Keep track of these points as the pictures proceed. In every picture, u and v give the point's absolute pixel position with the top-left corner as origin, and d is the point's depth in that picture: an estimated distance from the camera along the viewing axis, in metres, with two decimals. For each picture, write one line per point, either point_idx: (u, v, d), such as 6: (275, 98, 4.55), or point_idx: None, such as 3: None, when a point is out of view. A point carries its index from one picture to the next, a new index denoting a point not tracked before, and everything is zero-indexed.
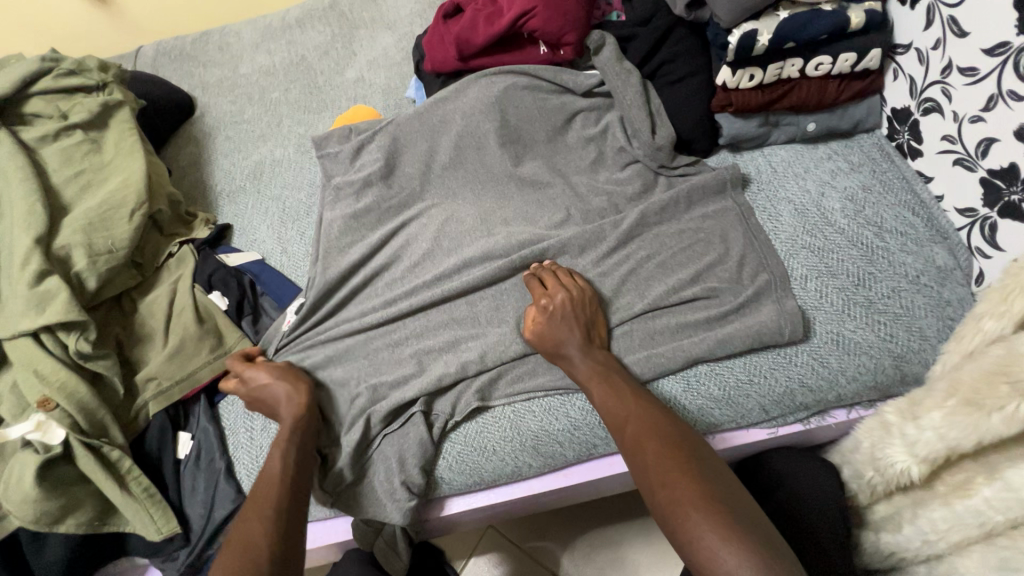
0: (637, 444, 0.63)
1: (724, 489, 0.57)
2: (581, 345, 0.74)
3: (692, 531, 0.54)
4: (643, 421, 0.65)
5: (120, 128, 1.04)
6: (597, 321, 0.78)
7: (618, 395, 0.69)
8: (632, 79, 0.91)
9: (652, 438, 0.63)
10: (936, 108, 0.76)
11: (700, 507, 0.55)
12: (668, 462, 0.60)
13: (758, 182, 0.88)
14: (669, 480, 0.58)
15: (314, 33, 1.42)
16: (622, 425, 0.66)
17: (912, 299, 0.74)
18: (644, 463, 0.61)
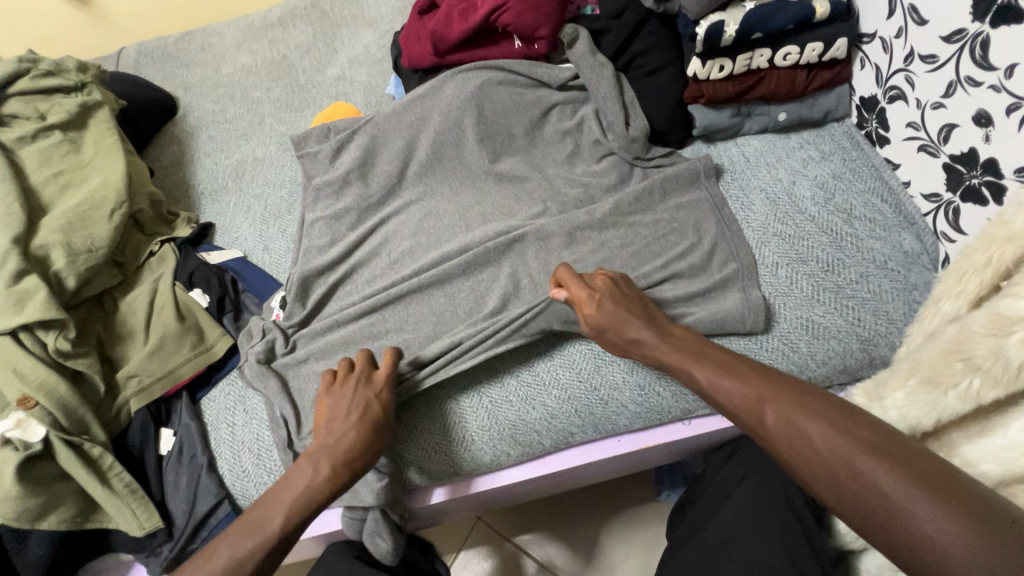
0: (786, 429, 0.51)
1: (923, 460, 0.45)
2: (648, 329, 0.69)
3: (897, 513, 0.43)
4: (785, 397, 0.53)
5: (99, 128, 1.05)
6: (649, 307, 0.73)
7: (732, 376, 0.58)
8: (606, 72, 0.92)
9: (803, 417, 0.51)
10: (900, 96, 0.77)
11: (876, 466, 0.45)
12: (840, 438, 0.48)
13: (731, 173, 0.89)
14: (841, 453, 0.47)
15: (295, 32, 1.42)
16: (755, 412, 0.55)
17: (880, 284, 0.76)
18: (804, 452, 0.50)
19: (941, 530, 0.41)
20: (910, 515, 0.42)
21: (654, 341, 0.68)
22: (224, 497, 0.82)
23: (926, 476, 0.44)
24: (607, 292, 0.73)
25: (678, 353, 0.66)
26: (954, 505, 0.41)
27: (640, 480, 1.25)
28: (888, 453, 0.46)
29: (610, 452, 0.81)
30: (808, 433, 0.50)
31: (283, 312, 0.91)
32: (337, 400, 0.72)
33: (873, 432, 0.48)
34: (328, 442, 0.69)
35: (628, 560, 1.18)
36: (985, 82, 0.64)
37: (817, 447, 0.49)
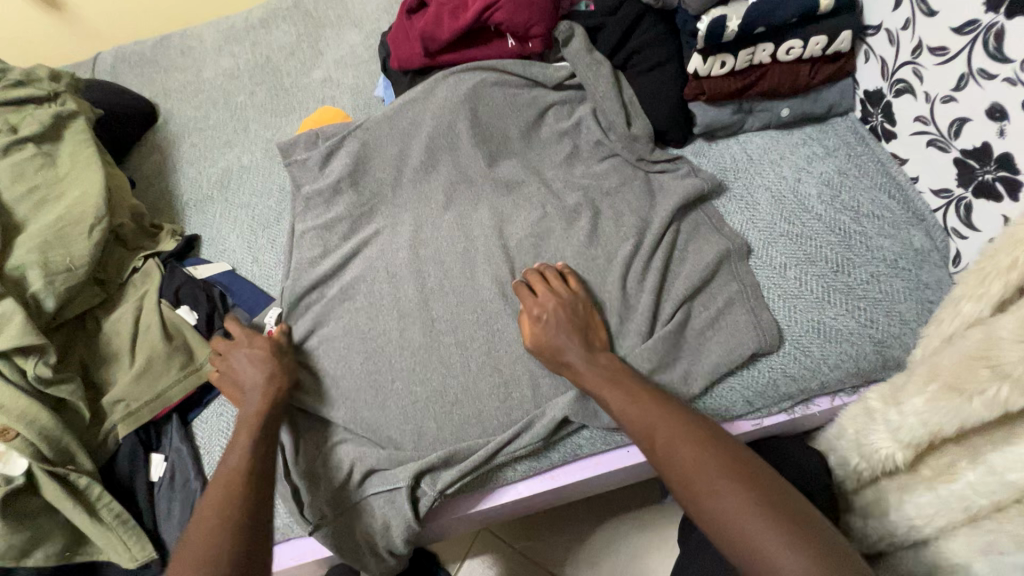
0: (672, 456, 0.58)
1: (782, 494, 0.52)
2: (582, 351, 0.71)
3: (751, 544, 0.49)
4: (676, 429, 0.59)
5: (75, 140, 1.00)
6: (595, 323, 0.75)
7: (636, 400, 0.64)
8: (603, 70, 0.89)
9: (686, 447, 0.57)
10: (908, 89, 0.75)
11: (738, 503, 0.52)
12: (715, 469, 0.55)
13: (735, 172, 0.87)
14: (705, 488, 0.54)
15: (278, 33, 1.38)
16: (649, 434, 0.61)
17: (890, 283, 0.74)
18: (681, 476, 0.56)
19: (783, 557, 0.48)
20: (757, 538, 0.49)
21: (583, 364, 0.70)
22: None
23: (778, 509, 0.51)
24: (558, 300, 0.75)
25: (596, 375, 0.69)
26: (797, 536, 0.49)
27: (644, 483, 1.24)
28: (751, 485, 0.53)
29: (621, 463, 0.78)
30: (688, 461, 0.56)
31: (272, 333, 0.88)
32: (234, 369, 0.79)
33: (742, 466, 0.55)
34: (249, 393, 0.75)
35: (637, 566, 1.16)
36: (999, 75, 0.62)
37: (695, 475, 0.55)
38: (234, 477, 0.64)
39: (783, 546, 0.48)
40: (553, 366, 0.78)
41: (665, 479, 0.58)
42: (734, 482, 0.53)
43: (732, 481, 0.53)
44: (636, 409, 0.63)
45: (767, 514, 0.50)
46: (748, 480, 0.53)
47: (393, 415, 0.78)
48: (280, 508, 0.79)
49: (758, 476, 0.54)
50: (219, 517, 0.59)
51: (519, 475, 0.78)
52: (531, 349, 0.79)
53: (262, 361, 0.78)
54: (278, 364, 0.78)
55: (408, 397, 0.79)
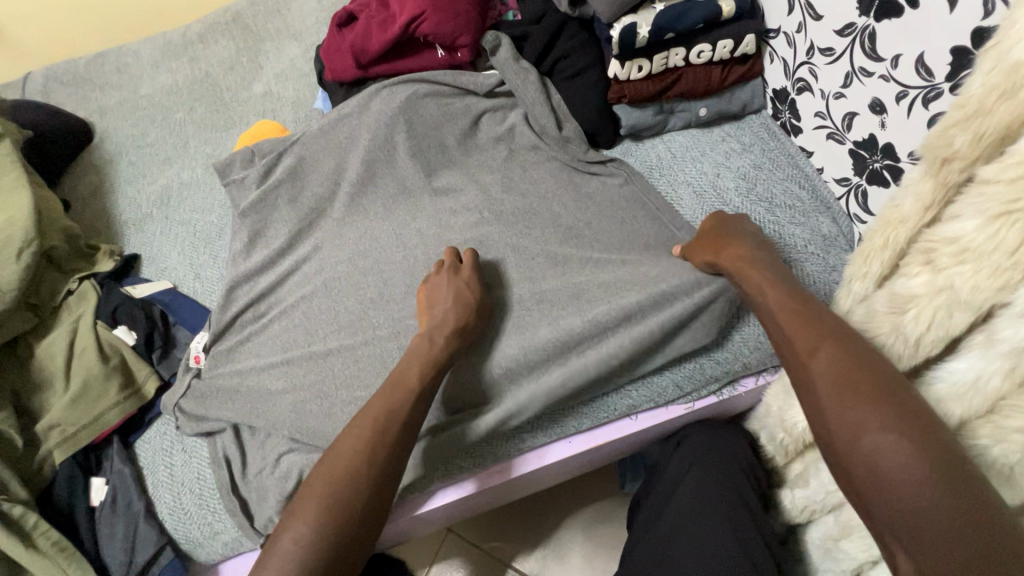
0: (829, 370, 0.53)
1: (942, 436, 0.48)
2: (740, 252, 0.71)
3: (886, 480, 0.47)
4: (840, 350, 0.54)
5: (0, 162, 0.97)
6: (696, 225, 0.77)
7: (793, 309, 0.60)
8: (530, 77, 0.92)
9: (849, 365, 0.53)
10: (807, 87, 0.81)
11: (888, 442, 0.48)
12: (877, 397, 0.50)
13: (659, 170, 0.92)
14: (855, 415, 0.50)
15: (217, 48, 1.37)
16: (807, 344, 0.56)
17: (801, 268, 0.79)
18: (832, 388, 0.52)
19: (929, 497, 0.45)
20: (899, 472, 0.47)
21: (751, 258, 0.70)
22: (166, 543, 0.77)
23: (935, 454, 0.47)
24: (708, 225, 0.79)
25: (756, 271, 0.67)
26: (947, 480, 0.45)
27: (604, 474, 1.27)
28: (912, 424, 0.48)
29: (563, 454, 0.81)
30: (846, 380, 0.52)
31: (204, 353, 0.88)
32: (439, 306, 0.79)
33: (906, 401, 0.50)
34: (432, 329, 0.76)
35: (600, 556, 1.19)
36: (876, 73, 0.68)
37: (850, 396, 0.51)
38: (389, 409, 0.68)
39: (932, 486, 0.45)
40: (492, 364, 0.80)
41: (806, 390, 0.55)
42: (896, 415, 0.49)
43: (890, 414, 0.49)
44: (790, 323, 0.59)
45: (922, 455, 0.46)
46: (911, 419, 0.49)
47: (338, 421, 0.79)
48: (227, 523, 0.79)
49: (921, 417, 0.49)
50: (369, 443, 0.65)
51: (469, 468, 0.79)
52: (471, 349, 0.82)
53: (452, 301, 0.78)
54: (463, 310, 0.77)
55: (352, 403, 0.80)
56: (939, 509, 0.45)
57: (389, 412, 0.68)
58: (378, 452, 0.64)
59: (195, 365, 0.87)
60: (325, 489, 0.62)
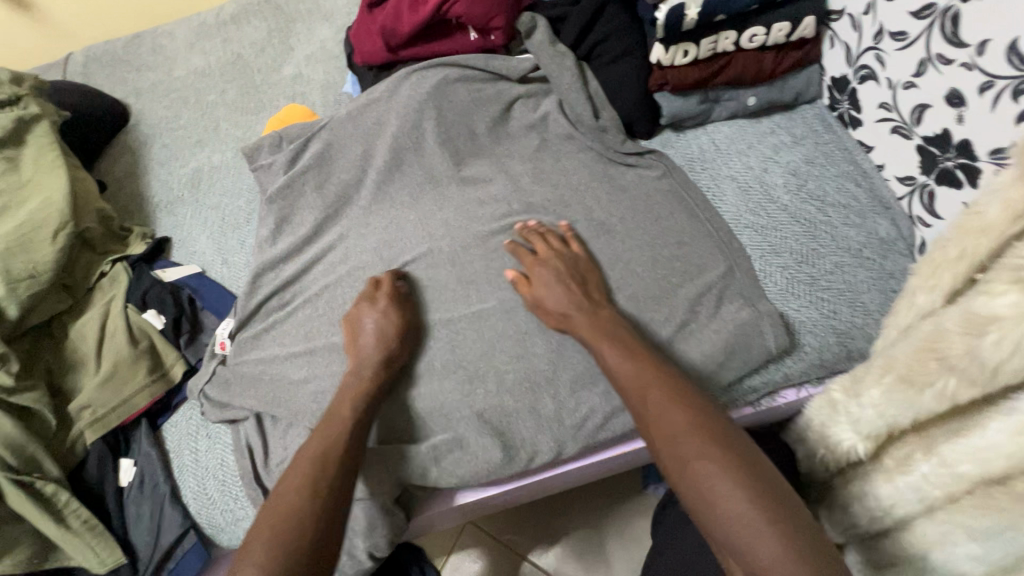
0: (659, 413, 0.60)
1: (758, 464, 0.54)
2: (581, 309, 0.73)
3: (720, 513, 0.51)
4: (668, 391, 0.61)
5: (38, 144, 0.99)
6: (593, 279, 0.77)
7: (636, 360, 0.65)
8: (567, 62, 0.87)
9: (677, 407, 0.59)
10: (871, 76, 0.74)
11: (719, 477, 0.53)
12: (700, 434, 0.56)
13: (701, 163, 0.86)
14: (686, 453, 0.55)
15: (249, 29, 1.36)
16: (640, 392, 0.63)
17: (855, 274, 0.73)
18: (665, 436, 0.58)
19: (756, 524, 0.49)
20: (729, 503, 0.51)
21: (580, 316, 0.73)
22: (190, 526, 0.79)
23: (753, 480, 0.52)
24: (559, 258, 0.78)
25: (595, 326, 0.71)
26: (761, 503, 0.50)
27: (626, 475, 1.24)
28: (734, 456, 0.54)
29: (593, 460, 0.77)
30: (677, 423, 0.58)
31: (230, 340, 0.88)
32: (539, 290, 0.76)
33: (729, 436, 0.56)
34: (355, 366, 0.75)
35: (621, 556, 1.17)
36: (957, 60, 0.61)
37: (679, 438, 0.57)
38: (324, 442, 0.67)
39: (753, 513, 0.50)
40: (516, 363, 0.77)
41: (649, 437, 0.60)
42: (717, 449, 0.54)
43: (716, 449, 0.54)
44: (630, 375, 0.64)
45: (742, 484, 0.51)
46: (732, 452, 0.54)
47: (360, 414, 0.78)
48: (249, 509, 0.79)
49: (743, 450, 0.55)
50: (308, 478, 0.63)
51: (495, 477, 0.74)
52: (495, 346, 0.79)
53: (580, 279, 0.76)
54: (569, 296, 0.74)
55: None
56: (764, 535, 0.49)
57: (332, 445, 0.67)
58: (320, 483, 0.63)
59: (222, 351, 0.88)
60: (271, 530, 0.59)
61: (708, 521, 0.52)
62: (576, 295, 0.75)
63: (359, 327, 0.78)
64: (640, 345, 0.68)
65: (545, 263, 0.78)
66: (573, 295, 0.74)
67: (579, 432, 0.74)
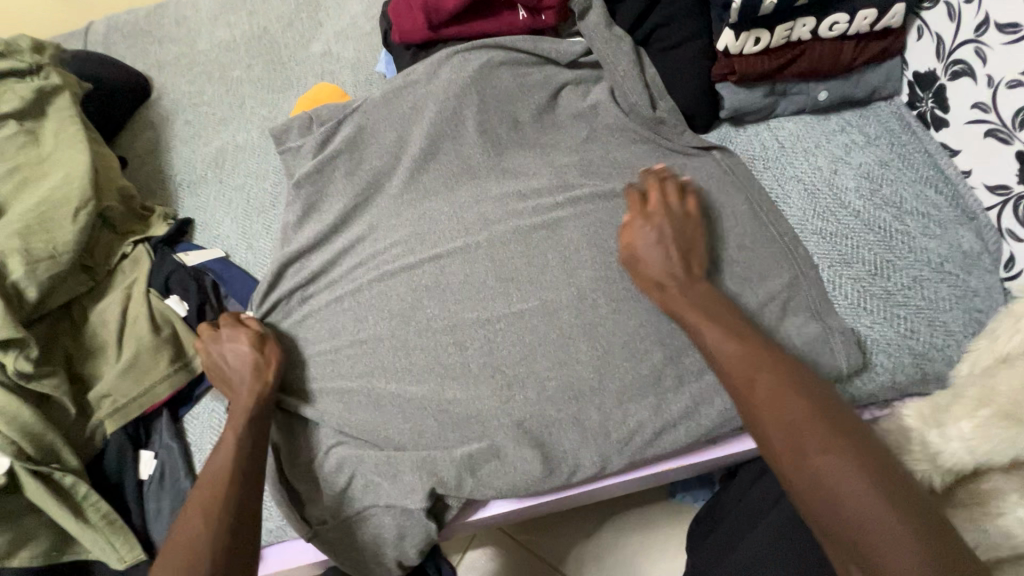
0: (768, 396, 0.55)
1: (883, 458, 0.49)
2: (682, 275, 0.68)
3: (843, 505, 0.47)
4: (779, 372, 0.56)
5: (59, 116, 0.94)
6: (698, 245, 0.71)
7: (742, 345, 0.60)
8: (623, 47, 0.81)
9: (797, 398, 0.54)
10: (966, 72, 0.68)
11: (843, 466, 0.48)
12: (827, 432, 0.51)
13: (762, 162, 0.80)
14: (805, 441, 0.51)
15: (277, 3, 1.30)
16: (748, 380, 0.57)
17: (935, 290, 0.67)
18: (778, 420, 0.53)
19: (894, 533, 0.44)
20: (864, 508, 0.46)
21: (672, 285, 0.67)
22: None
23: (894, 487, 0.47)
24: (668, 216, 0.71)
25: (690, 301, 0.65)
26: (892, 501, 0.46)
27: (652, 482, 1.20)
28: (868, 460, 0.49)
29: (637, 475, 0.73)
30: (796, 416, 0.53)
31: None
32: (636, 245, 0.71)
33: (849, 428, 0.51)
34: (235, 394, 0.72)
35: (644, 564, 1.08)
36: None
37: (803, 431, 0.51)
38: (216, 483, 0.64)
39: (892, 520, 0.45)
40: (559, 369, 0.73)
41: (760, 427, 0.54)
42: (848, 448, 0.49)
43: (846, 449, 0.49)
44: (732, 354, 0.60)
45: (880, 491, 0.46)
46: (866, 455, 0.49)
47: (391, 415, 0.74)
48: (273, 509, 0.76)
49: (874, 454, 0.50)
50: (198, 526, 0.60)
51: (533, 490, 0.70)
52: (536, 350, 0.74)
53: (686, 244, 0.70)
54: (692, 274, 0.68)
55: (405, 396, 0.74)
56: (905, 548, 0.44)
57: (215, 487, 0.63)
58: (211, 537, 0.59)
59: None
60: None
61: (835, 525, 0.47)
62: (688, 263, 0.69)
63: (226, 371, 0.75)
64: (749, 323, 0.63)
65: (653, 219, 0.71)
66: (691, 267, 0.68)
67: (625, 447, 0.70)
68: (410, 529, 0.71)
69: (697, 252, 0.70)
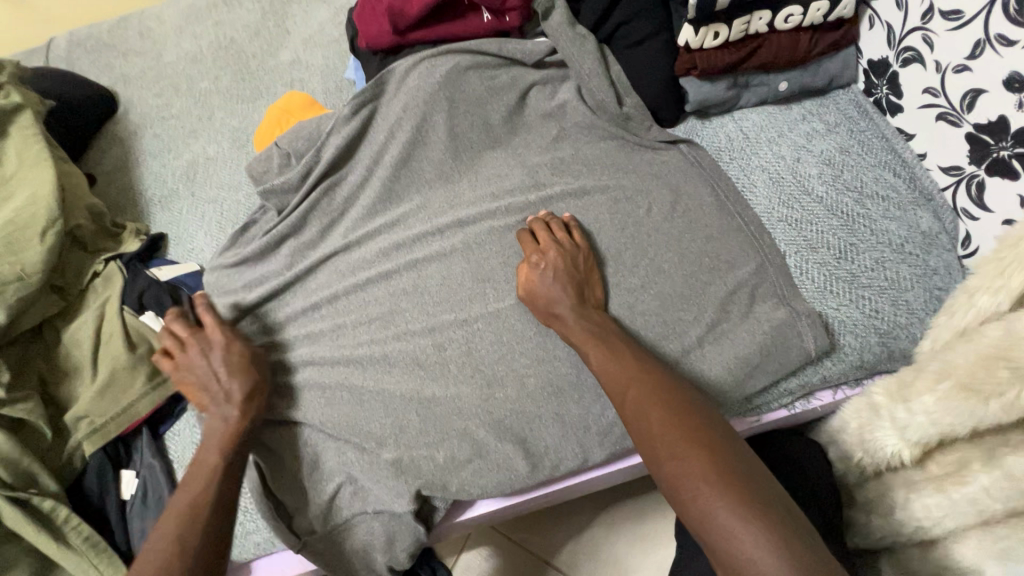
0: (639, 409, 0.58)
1: (735, 456, 0.52)
2: (572, 307, 0.69)
3: (699, 504, 0.50)
4: (648, 386, 0.60)
5: (23, 136, 0.92)
6: (593, 280, 0.73)
7: (619, 360, 0.64)
8: (588, 46, 0.83)
9: (659, 408, 0.57)
10: (916, 58, 0.70)
11: (693, 468, 0.52)
12: (683, 437, 0.54)
13: (729, 153, 0.82)
14: (664, 449, 0.54)
15: (242, 12, 1.28)
16: (621, 391, 0.61)
17: (897, 270, 0.69)
18: (647, 432, 0.56)
19: (735, 519, 0.47)
20: (709, 501, 0.49)
21: (575, 320, 0.68)
22: None
23: (737, 479, 0.50)
24: (560, 252, 0.72)
25: (583, 329, 0.68)
26: (739, 495, 0.49)
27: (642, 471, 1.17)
28: (718, 460, 0.52)
29: (616, 467, 0.74)
30: (656, 424, 0.56)
31: None
32: (533, 281, 0.72)
33: (704, 430, 0.55)
34: (217, 406, 0.72)
35: (636, 553, 1.10)
36: (1020, 41, 0.57)
37: (659, 439, 0.55)
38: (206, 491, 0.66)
39: (736, 507, 0.48)
40: (538, 366, 0.74)
41: (633, 436, 0.58)
42: (695, 449, 0.53)
43: (695, 448, 0.53)
44: (612, 374, 0.63)
45: (721, 485, 0.50)
46: (716, 455, 0.52)
47: (373, 420, 0.74)
48: (259, 522, 0.75)
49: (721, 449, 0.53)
50: (181, 514, 0.64)
51: (519, 487, 0.71)
52: (515, 348, 0.75)
53: (580, 278, 0.72)
54: (591, 311, 0.70)
55: (387, 401, 0.75)
56: (745, 527, 0.47)
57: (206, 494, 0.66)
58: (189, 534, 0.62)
59: None
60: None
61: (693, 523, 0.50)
62: (586, 300, 0.71)
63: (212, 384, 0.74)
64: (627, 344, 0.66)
65: (545, 257, 0.72)
66: (581, 305, 0.70)
67: (606, 438, 0.71)
68: (399, 531, 0.72)
69: (581, 285, 0.72)
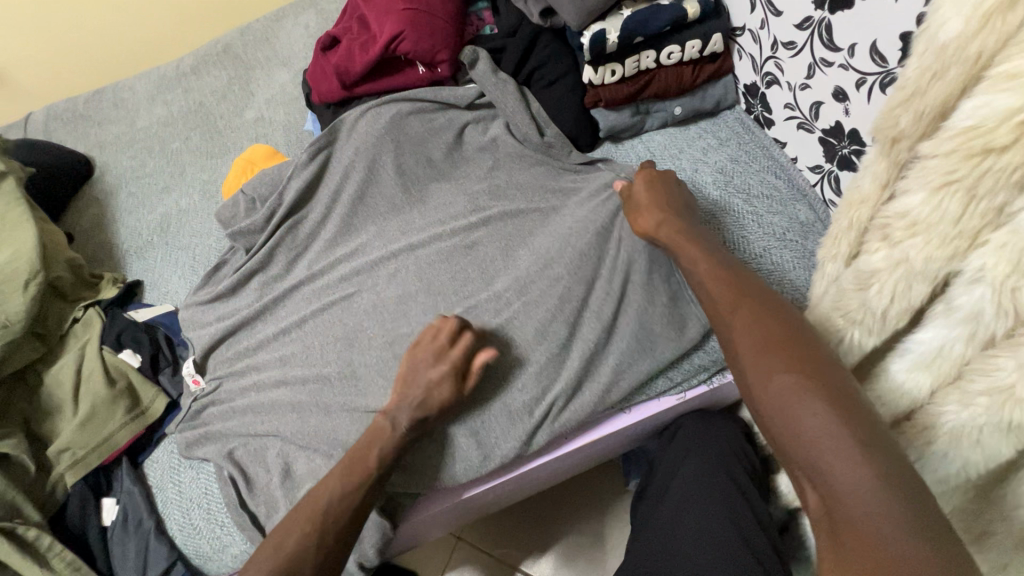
0: (747, 328, 0.59)
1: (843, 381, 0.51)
2: (676, 228, 0.77)
3: (791, 416, 0.50)
4: (757, 311, 0.60)
5: (6, 199, 1.00)
6: (686, 208, 0.81)
7: (725, 285, 0.66)
8: (509, 88, 0.96)
9: (768, 328, 0.57)
10: (775, 81, 0.84)
11: (791, 383, 0.52)
12: (786, 356, 0.54)
13: (638, 169, 0.95)
14: (767, 363, 0.55)
15: (209, 79, 1.41)
16: (729, 310, 0.63)
17: (781, 254, 0.81)
18: (748, 347, 0.57)
19: (832, 440, 0.47)
20: (805, 416, 0.49)
21: (676, 236, 0.76)
22: (176, 559, 0.80)
23: (842, 403, 0.49)
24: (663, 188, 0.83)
25: (688, 253, 0.73)
26: (840, 416, 0.48)
27: (609, 473, 1.23)
28: (821, 381, 0.51)
29: (561, 452, 0.82)
30: (759, 342, 0.57)
31: (201, 375, 0.92)
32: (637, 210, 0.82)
33: (810, 351, 0.54)
34: (404, 405, 0.75)
35: (607, 553, 1.15)
36: (836, 62, 0.71)
37: (761, 355, 0.56)
38: (349, 480, 0.71)
39: (836, 434, 0.47)
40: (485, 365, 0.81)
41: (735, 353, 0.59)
42: (797, 367, 0.53)
43: (809, 377, 0.51)
44: (721, 298, 0.65)
45: (825, 406, 0.49)
46: (817, 376, 0.51)
47: (339, 421, 0.81)
48: (235, 536, 0.80)
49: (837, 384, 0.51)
50: (321, 515, 0.69)
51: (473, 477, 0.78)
52: None
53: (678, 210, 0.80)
54: (683, 227, 0.77)
55: (351, 411, 0.82)
56: (851, 460, 0.45)
57: (346, 481, 0.71)
58: (330, 532, 0.68)
59: (195, 387, 0.91)
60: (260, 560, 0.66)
61: (781, 435, 0.51)
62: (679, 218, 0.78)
63: (410, 384, 0.77)
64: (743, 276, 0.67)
65: (650, 187, 0.83)
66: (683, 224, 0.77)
67: (548, 425, 0.79)
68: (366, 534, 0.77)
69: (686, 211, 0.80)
